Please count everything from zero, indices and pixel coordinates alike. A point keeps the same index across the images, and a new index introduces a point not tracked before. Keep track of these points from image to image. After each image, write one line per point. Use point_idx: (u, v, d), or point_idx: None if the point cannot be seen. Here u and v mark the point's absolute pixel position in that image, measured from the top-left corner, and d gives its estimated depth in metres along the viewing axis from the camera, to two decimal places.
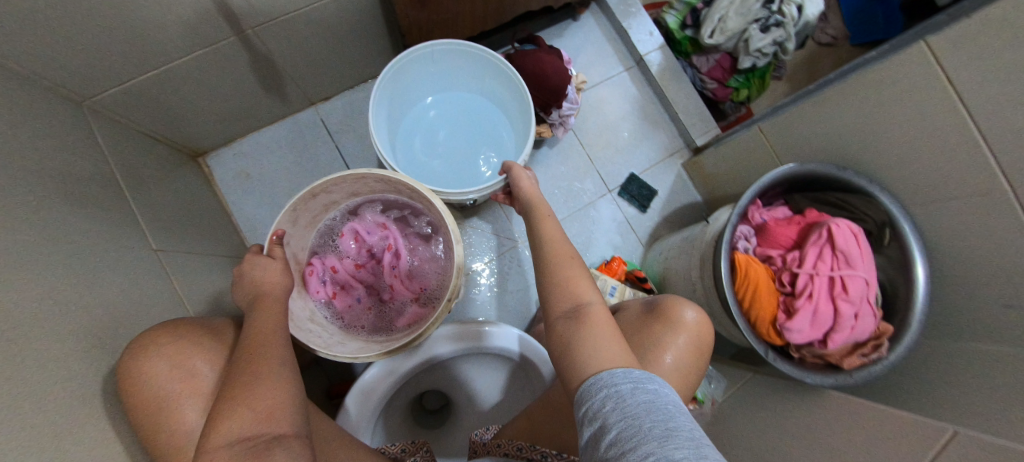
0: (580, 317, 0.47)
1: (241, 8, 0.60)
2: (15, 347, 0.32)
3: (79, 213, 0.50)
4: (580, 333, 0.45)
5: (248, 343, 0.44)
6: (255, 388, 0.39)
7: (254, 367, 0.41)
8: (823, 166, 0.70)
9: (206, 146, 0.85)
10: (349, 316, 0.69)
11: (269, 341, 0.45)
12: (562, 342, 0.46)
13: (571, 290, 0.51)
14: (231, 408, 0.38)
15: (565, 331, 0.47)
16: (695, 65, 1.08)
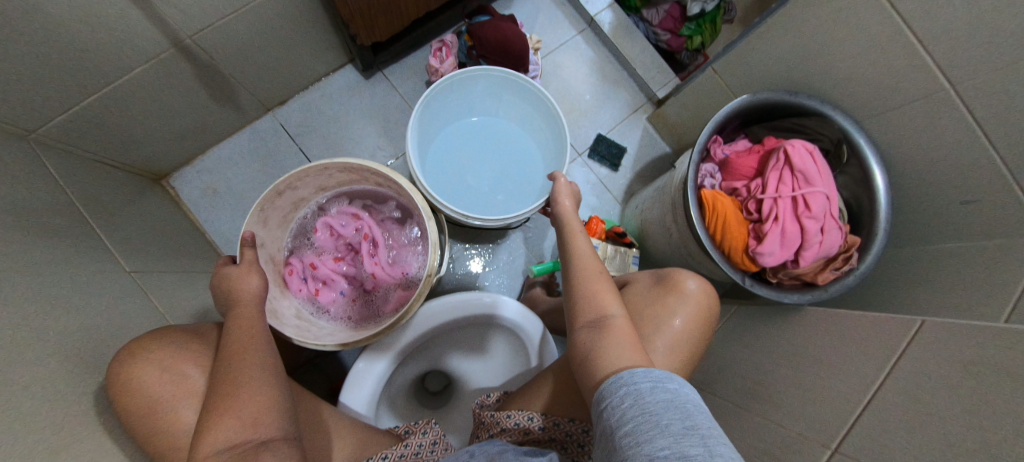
0: (604, 330, 0.45)
1: (177, 17, 0.59)
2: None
3: (42, 242, 0.49)
4: (601, 342, 0.44)
5: (230, 350, 0.45)
6: (239, 398, 0.41)
7: (236, 377, 0.42)
8: (776, 93, 0.71)
9: (166, 167, 0.84)
10: (337, 309, 0.70)
11: (251, 347, 0.46)
12: (582, 353, 0.44)
13: (595, 302, 0.49)
14: (216, 418, 0.39)
15: (587, 340, 0.45)
16: (646, 19, 1.07)
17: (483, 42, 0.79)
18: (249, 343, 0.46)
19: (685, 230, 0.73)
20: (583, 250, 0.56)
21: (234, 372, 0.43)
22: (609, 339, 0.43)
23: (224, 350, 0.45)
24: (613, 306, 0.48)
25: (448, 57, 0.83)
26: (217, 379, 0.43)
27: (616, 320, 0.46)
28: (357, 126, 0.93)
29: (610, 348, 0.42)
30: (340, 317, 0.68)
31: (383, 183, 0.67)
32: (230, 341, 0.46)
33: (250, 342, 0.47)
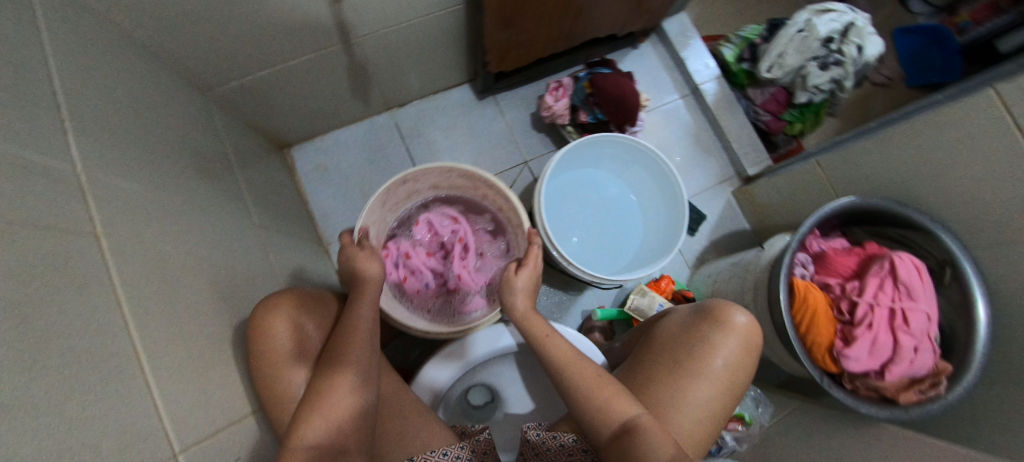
0: (636, 435, 0.47)
1: (355, 18, 0.68)
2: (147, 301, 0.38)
3: (202, 184, 0.57)
4: (636, 450, 0.45)
5: (341, 339, 0.51)
6: (339, 403, 0.45)
7: (336, 374, 0.48)
8: (885, 201, 0.70)
9: (292, 140, 0.94)
10: (418, 297, 0.80)
11: (356, 347, 0.51)
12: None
13: (612, 410, 0.50)
14: (313, 413, 0.43)
15: (622, 457, 0.46)
16: (749, 97, 1.12)
17: (601, 91, 0.84)
18: (357, 340, 0.52)
19: (764, 313, 0.72)
20: (558, 348, 0.58)
21: (338, 371, 0.48)
22: (646, 448, 0.45)
23: (337, 339, 0.51)
24: (629, 407, 0.50)
25: (562, 97, 0.89)
26: (323, 371, 0.48)
27: (641, 420, 0.48)
28: (460, 139, 1.01)
29: (652, 457, 0.44)
30: (420, 307, 0.79)
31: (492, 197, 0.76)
32: (344, 334, 0.52)
33: (359, 341, 0.52)
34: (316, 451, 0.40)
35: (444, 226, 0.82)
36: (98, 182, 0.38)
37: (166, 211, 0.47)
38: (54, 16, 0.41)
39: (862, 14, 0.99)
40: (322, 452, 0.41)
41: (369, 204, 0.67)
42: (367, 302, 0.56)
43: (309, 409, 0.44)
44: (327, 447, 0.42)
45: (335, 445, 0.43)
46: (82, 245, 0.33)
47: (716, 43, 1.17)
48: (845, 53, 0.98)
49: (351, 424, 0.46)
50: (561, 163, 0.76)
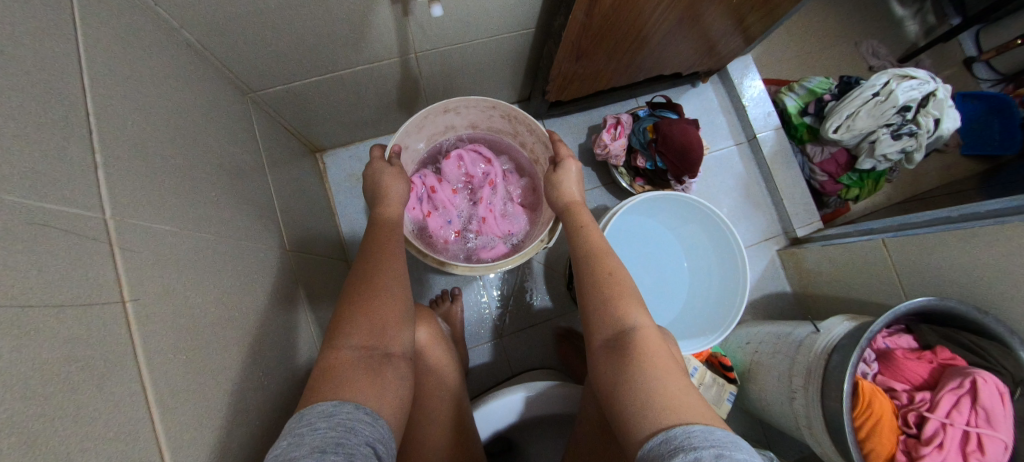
0: (624, 348, 0.43)
1: (417, 34, 0.62)
2: (170, 375, 0.32)
3: (238, 208, 0.52)
4: (626, 367, 0.41)
5: (372, 255, 0.49)
6: (379, 312, 0.44)
7: (372, 282, 0.46)
8: (962, 306, 0.61)
9: (328, 144, 0.90)
10: (437, 236, 0.76)
11: (388, 258, 0.49)
12: (608, 382, 0.42)
13: (614, 315, 0.47)
14: (357, 319, 0.43)
15: (609, 367, 0.43)
16: (807, 153, 1.07)
17: (665, 139, 0.80)
18: (395, 256, 0.50)
19: (813, 402, 0.68)
20: (585, 245, 0.55)
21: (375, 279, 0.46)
22: (635, 361, 0.41)
23: (368, 251, 0.50)
24: (634, 316, 0.46)
25: (620, 137, 0.86)
26: (366, 269, 0.47)
27: (640, 332, 0.44)
28: None
29: (638, 367, 0.41)
30: (439, 244, 0.76)
31: (530, 145, 0.75)
32: (379, 237, 0.52)
33: (391, 254, 0.50)
34: (365, 361, 0.41)
35: (475, 164, 0.78)
36: (131, 229, 0.33)
37: (203, 250, 0.42)
38: (91, 20, 0.35)
39: (944, 85, 0.92)
40: (366, 353, 0.41)
41: (410, 122, 0.63)
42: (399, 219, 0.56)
43: (357, 312, 0.43)
44: (369, 349, 0.42)
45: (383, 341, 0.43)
46: (108, 327, 0.28)
47: (779, 90, 1.12)
48: (920, 124, 0.92)
49: (399, 328, 0.45)
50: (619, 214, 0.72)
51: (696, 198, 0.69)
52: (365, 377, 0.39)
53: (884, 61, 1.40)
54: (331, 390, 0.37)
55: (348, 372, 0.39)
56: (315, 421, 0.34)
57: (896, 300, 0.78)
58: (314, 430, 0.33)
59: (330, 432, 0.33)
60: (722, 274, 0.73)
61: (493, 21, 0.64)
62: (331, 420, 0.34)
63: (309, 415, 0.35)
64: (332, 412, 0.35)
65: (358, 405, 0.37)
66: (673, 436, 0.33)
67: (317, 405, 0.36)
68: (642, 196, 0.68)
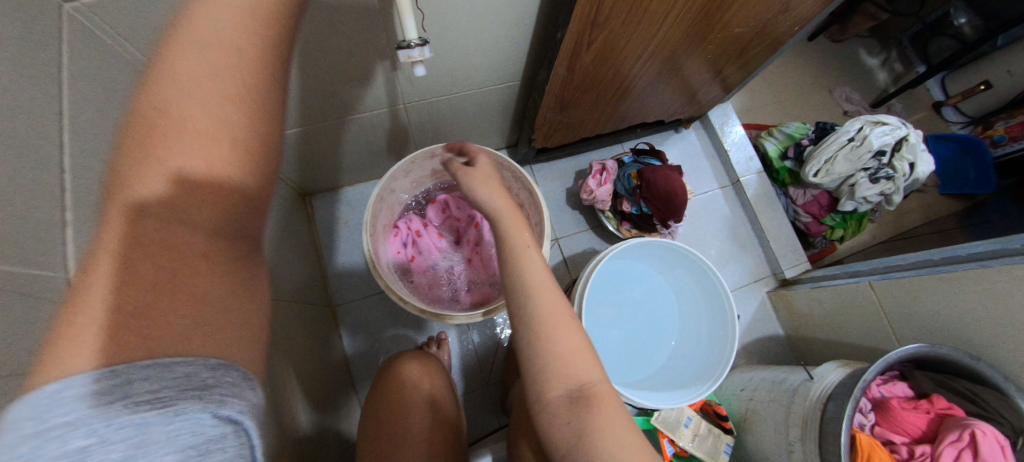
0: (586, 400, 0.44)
1: (405, 87, 0.65)
2: None
3: None
4: (589, 419, 0.43)
5: (161, 84, 0.24)
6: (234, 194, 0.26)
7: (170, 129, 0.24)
8: (956, 353, 0.60)
9: (316, 188, 0.92)
10: (422, 279, 0.75)
11: (219, 98, 0.25)
12: (570, 436, 0.43)
13: (572, 365, 0.46)
14: (167, 221, 0.23)
15: (569, 416, 0.44)
16: (790, 195, 1.10)
17: (649, 186, 0.83)
18: (254, 103, 0.27)
19: (811, 456, 0.65)
20: (532, 276, 0.50)
21: (189, 132, 0.24)
22: (599, 420, 0.43)
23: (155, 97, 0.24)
24: (592, 365, 0.47)
25: (606, 183, 0.89)
26: (181, 121, 0.24)
27: (599, 385, 0.46)
28: None
29: (603, 426, 0.42)
30: (424, 288, 0.74)
31: (513, 189, 0.75)
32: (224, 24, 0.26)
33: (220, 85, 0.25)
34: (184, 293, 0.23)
35: (459, 208, 0.80)
36: None
37: None
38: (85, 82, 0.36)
39: (915, 130, 0.97)
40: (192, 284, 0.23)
41: (395, 168, 0.64)
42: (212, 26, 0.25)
43: (166, 204, 0.24)
44: (208, 267, 0.24)
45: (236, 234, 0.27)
46: None
47: (759, 135, 1.17)
48: (896, 168, 0.96)
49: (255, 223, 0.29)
50: (606, 259, 0.72)
51: (681, 244, 0.70)
52: (213, 320, 0.23)
53: (857, 106, 1.47)
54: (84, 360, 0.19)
55: (152, 323, 0.21)
56: (158, 389, 0.20)
57: (886, 343, 0.77)
58: (160, 415, 0.19)
59: (196, 411, 0.20)
60: (710, 320, 0.72)
61: (478, 75, 0.67)
62: (195, 393, 0.20)
63: (134, 383, 0.19)
64: (190, 376, 0.20)
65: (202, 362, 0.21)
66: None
67: (133, 366, 0.19)
68: (629, 242, 0.69)
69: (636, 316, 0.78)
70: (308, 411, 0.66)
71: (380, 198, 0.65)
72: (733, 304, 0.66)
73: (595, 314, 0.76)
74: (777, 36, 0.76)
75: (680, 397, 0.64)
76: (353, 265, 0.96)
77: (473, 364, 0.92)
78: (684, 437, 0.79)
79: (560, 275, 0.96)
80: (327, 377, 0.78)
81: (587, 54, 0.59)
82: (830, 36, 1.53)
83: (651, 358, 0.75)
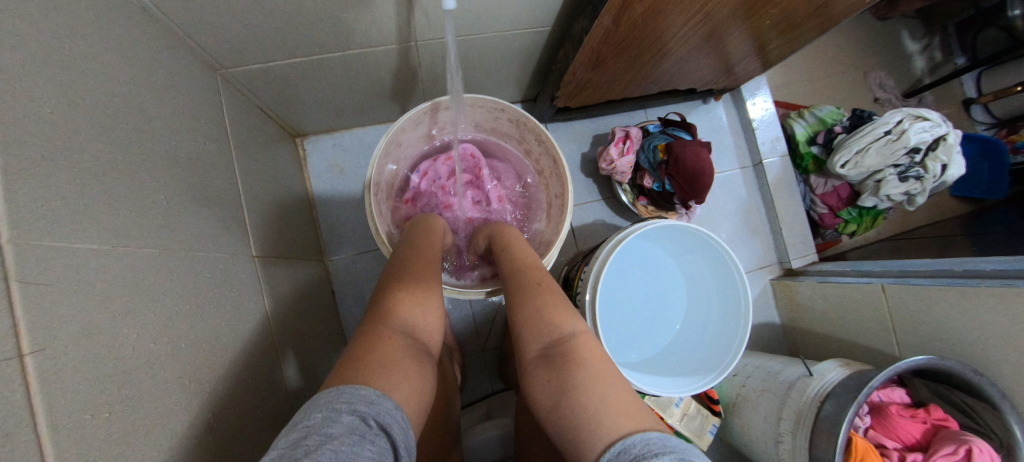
0: (560, 355, 0.44)
1: (421, 22, 0.55)
2: (80, 433, 0.26)
3: (202, 209, 0.45)
4: (563, 373, 0.42)
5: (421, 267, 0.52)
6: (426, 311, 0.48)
7: (410, 280, 0.49)
8: (963, 367, 0.60)
9: (309, 130, 0.83)
10: None
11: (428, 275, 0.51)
12: (548, 394, 0.42)
13: (548, 324, 0.47)
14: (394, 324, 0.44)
15: (544, 375, 0.43)
16: (810, 183, 1.06)
17: (676, 163, 0.76)
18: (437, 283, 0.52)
19: (800, 449, 0.67)
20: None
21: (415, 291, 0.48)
22: (579, 372, 0.41)
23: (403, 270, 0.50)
24: (568, 323, 0.47)
25: (628, 154, 0.82)
26: (415, 282, 0.49)
27: (576, 339, 0.45)
28: None
29: (578, 378, 0.41)
30: None
31: (535, 153, 0.67)
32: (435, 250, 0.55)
33: (430, 274, 0.52)
34: (386, 360, 0.39)
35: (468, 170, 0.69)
36: (41, 255, 0.26)
37: (151, 263, 0.35)
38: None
39: (955, 130, 0.91)
40: (414, 344, 0.44)
41: (404, 120, 0.55)
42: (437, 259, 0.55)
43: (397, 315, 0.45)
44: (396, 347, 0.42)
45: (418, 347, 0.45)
46: (5, 394, 0.22)
47: (788, 116, 1.10)
48: (927, 167, 0.91)
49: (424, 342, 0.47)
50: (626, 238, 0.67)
51: (704, 229, 0.65)
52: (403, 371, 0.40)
53: (889, 94, 1.39)
54: (363, 371, 0.37)
55: (379, 358, 0.39)
56: (367, 416, 0.34)
57: (886, 345, 0.78)
58: (352, 432, 0.32)
59: (369, 441, 0.32)
60: (722, 313, 0.69)
61: (508, 16, 0.57)
62: (374, 429, 0.33)
63: (363, 404, 0.34)
64: (375, 420, 0.34)
65: (397, 405, 0.37)
66: (631, 444, 0.34)
67: (365, 391, 0.35)
68: (651, 223, 0.64)
69: (646, 298, 0.75)
70: (300, 371, 0.64)
71: (386, 152, 0.57)
72: (753, 299, 0.62)
73: (605, 295, 0.73)
74: (844, 9, 0.66)
75: (683, 385, 0.63)
76: (348, 218, 0.89)
77: (469, 330, 0.89)
78: (674, 416, 0.81)
79: (568, 246, 0.92)
80: (319, 334, 0.75)
81: (640, 5, 0.50)
82: (875, 13, 1.41)
83: (656, 340, 0.74)
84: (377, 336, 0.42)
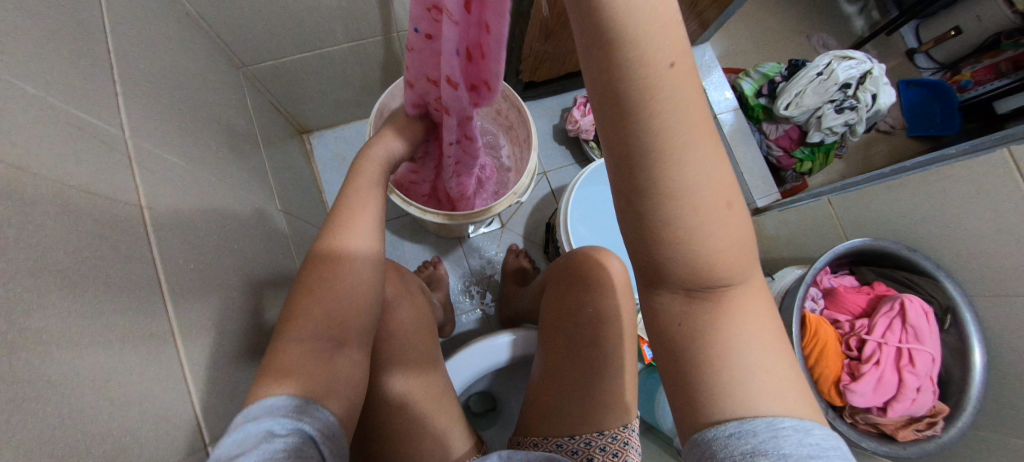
0: (713, 303, 0.29)
1: (398, 13, 0.69)
2: (175, 276, 0.37)
3: (237, 164, 0.57)
4: (711, 324, 0.29)
5: (335, 249, 0.47)
6: (335, 303, 0.45)
7: (313, 282, 0.45)
8: (894, 245, 0.69)
9: (314, 126, 0.97)
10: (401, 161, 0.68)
11: (335, 262, 0.46)
12: (682, 339, 0.30)
13: (714, 273, 0.27)
14: (299, 331, 0.42)
15: (686, 321, 0.29)
16: (764, 131, 1.17)
17: None
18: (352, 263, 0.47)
19: None
20: (684, 105, 0.22)
21: (314, 287, 0.45)
22: (730, 325, 0.29)
23: (312, 262, 0.46)
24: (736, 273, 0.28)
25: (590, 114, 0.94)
26: (320, 276, 0.45)
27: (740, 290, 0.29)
28: None
29: (730, 334, 0.29)
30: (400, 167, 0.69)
31: (504, 112, 0.80)
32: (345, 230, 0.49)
33: (338, 260, 0.47)
34: (289, 371, 0.40)
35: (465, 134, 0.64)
36: (147, 154, 0.38)
37: (209, 187, 0.47)
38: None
39: (879, 64, 1.03)
40: (324, 341, 0.43)
41: (394, 87, 0.68)
42: (356, 237, 0.48)
43: (300, 316, 0.43)
44: (302, 352, 0.41)
45: (332, 340, 0.44)
46: (133, 226, 0.33)
47: (737, 76, 1.22)
48: (860, 99, 1.02)
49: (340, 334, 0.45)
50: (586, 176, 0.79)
51: None
52: (308, 374, 0.41)
53: None
54: (267, 387, 0.38)
55: (283, 366, 0.40)
56: (275, 428, 0.33)
57: None
58: (262, 440, 0.31)
59: (283, 444, 0.32)
60: None
61: None
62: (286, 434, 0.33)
63: (268, 418, 0.34)
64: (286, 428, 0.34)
65: (307, 401, 0.38)
66: (754, 430, 0.27)
67: (259, 405, 0.35)
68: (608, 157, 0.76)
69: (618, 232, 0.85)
70: None
71: (380, 117, 0.71)
72: None
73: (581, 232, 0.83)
74: None
75: None
76: None
77: (469, 287, 0.99)
78: None
79: (548, 206, 1.03)
80: None
81: None
82: None
83: None
84: (280, 347, 0.41)
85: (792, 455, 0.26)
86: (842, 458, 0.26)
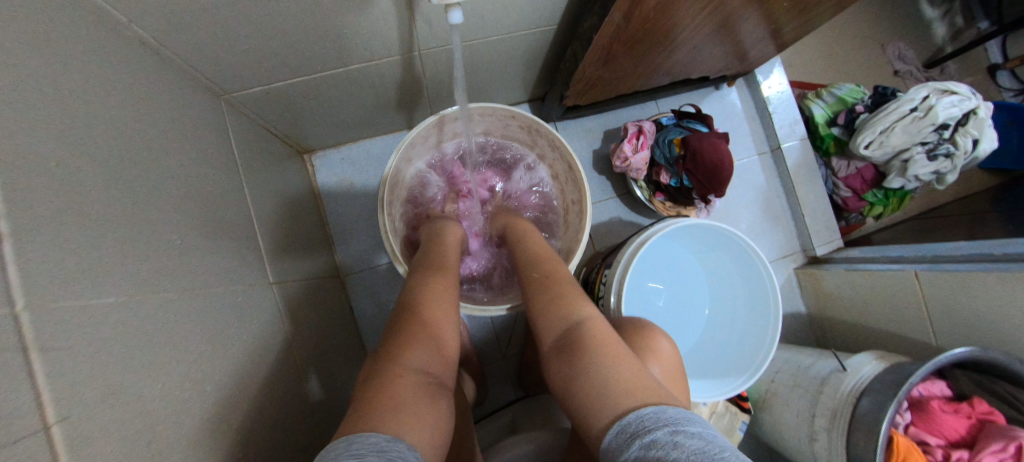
0: (569, 350, 0.43)
1: (423, 32, 0.53)
2: None
3: (216, 244, 0.44)
4: (574, 365, 0.41)
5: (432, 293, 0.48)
6: (438, 339, 0.45)
7: (416, 320, 0.45)
8: (1008, 358, 0.57)
9: (316, 145, 0.82)
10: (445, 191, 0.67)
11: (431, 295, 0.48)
12: (562, 384, 0.42)
13: (559, 315, 0.46)
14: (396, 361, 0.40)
15: (557, 370, 0.43)
16: (832, 166, 1.02)
17: (695, 157, 0.74)
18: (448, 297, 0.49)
19: (837, 447, 0.65)
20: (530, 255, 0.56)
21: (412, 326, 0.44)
22: (587, 359, 0.41)
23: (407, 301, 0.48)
24: (576, 311, 0.46)
25: (642, 149, 0.80)
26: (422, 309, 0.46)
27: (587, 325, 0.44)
28: None
29: (591, 364, 0.40)
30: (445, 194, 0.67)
31: (548, 158, 0.65)
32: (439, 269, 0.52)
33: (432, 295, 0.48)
34: (389, 406, 0.36)
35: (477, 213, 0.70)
36: (64, 320, 0.25)
37: (172, 308, 0.34)
38: (2, 5, 0.25)
39: (986, 102, 0.86)
40: (428, 378, 0.41)
41: (415, 136, 0.54)
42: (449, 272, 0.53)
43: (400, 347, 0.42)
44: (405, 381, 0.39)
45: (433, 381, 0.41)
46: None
47: (805, 96, 1.05)
48: (958, 144, 0.87)
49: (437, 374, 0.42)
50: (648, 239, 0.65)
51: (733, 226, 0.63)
52: (416, 413, 0.36)
53: (909, 65, 1.33)
54: (370, 419, 0.34)
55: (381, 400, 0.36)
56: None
57: (922, 333, 0.75)
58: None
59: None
60: (750, 312, 0.67)
61: (513, 17, 0.55)
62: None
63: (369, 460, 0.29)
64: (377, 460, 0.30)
65: (410, 445, 0.33)
66: (628, 421, 0.33)
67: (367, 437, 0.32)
68: (676, 222, 0.62)
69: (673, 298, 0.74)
70: (325, 390, 0.63)
71: (397, 170, 0.57)
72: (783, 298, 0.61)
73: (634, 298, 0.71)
74: None
75: (715, 388, 0.62)
76: (361, 231, 0.87)
77: (489, 336, 0.88)
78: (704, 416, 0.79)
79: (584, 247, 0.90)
80: (342, 352, 0.75)
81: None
82: None
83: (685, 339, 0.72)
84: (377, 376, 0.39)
85: (658, 429, 0.31)
86: (693, 419, 0.32)
